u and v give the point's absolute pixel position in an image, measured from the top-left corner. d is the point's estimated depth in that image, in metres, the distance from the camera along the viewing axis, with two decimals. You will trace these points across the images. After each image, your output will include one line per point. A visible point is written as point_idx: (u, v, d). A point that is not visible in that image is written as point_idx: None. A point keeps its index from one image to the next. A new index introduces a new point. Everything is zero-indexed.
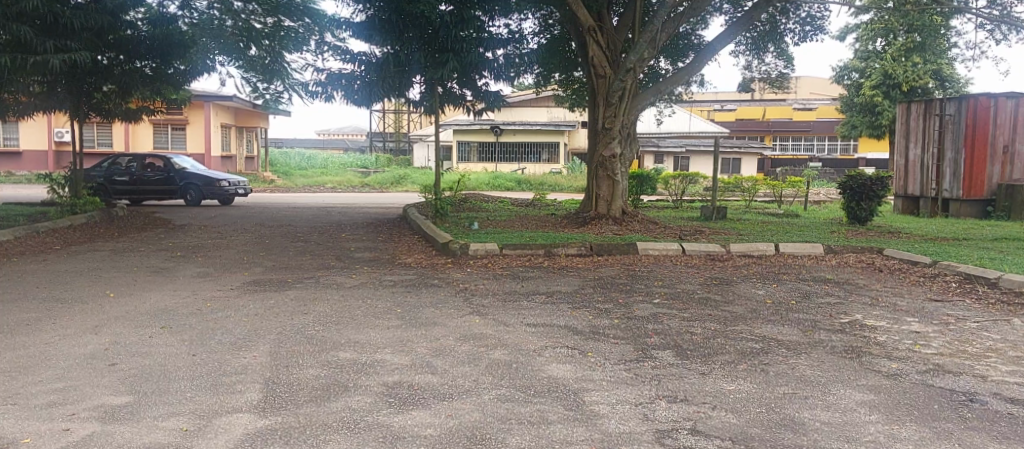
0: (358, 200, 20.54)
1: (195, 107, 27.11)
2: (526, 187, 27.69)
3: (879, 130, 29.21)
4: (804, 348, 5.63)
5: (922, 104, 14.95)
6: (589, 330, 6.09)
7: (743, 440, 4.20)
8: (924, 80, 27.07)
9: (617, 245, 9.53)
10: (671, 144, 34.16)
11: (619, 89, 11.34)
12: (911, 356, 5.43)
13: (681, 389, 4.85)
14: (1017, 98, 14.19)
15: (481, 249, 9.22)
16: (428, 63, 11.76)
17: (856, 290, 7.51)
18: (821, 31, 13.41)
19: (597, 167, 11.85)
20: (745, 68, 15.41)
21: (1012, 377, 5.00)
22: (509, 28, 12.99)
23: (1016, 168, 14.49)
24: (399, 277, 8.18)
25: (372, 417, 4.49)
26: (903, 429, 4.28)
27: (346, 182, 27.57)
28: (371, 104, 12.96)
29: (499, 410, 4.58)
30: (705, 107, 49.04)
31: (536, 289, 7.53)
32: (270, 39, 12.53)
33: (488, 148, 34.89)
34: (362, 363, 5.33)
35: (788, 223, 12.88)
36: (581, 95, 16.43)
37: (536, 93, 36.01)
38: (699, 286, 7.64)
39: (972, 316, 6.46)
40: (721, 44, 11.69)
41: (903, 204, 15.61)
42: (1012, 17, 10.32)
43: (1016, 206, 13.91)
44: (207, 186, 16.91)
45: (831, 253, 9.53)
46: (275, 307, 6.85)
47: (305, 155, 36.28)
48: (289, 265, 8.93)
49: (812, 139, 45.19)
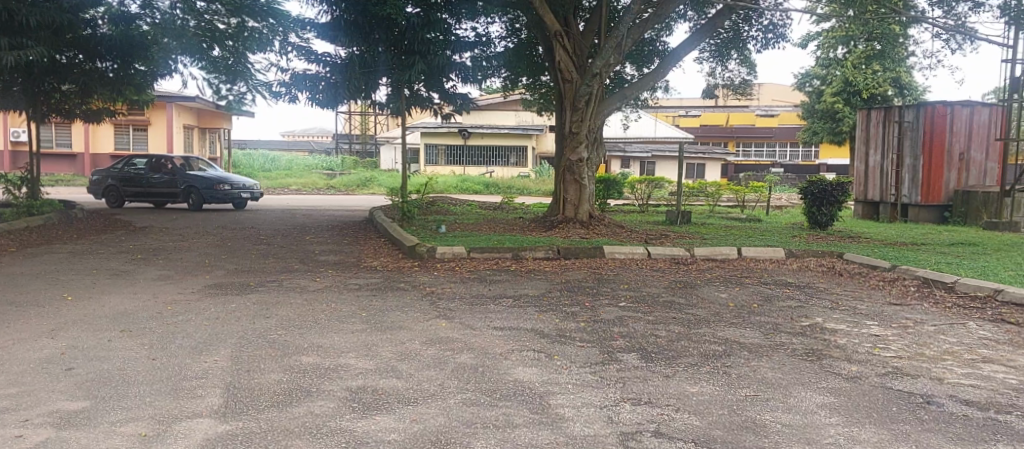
0: (323, 203, 20.45)
1: (157, 107, 26.56)
2: (494, 191, 27.66)
3: (839, 136, 29.63)
4: (766, 351, 5.70)
5: (884, 112, 15.27)
6: (556, 334, 6.11)
7: (705, 442, 4.23)
8: (884, 87, 27.59)
9: (585, 249, 9.56)
10: (637, 150, 34.38)
11: (586, 94, 11.39)
12: (870, 358, 5.53)
13: (645, 392, 4.88)
14: (972, 107, 14.50)
15: (448, 252, 9.23)
16: (393, 64, 11.83)
17: (817, 294, 7.62)
18: (783, 38, 13.59)
19: (564, 172, 11.89)
20: (710, 75, 15.55)
21: (967, 379, 5.11)
22: (477, 31, 12.99)
23: (971, 174, 14.76)
24: (365, 281, 8.12)
25: (334, 423, 4.46)
26: (862, 431, 4.34)
27: (311, 184, 27.18)
28: (336, 105, 12.86)
29: (464, 414, 4.56)
30: (669, 113, 49.57)
31: (503, 292, 7.53)
32: (234, 39, 12.32)
33: (457, 151, 34.61)
34: (325, 368, 5.28)
35: (752, 227, 12.99)
36: (548, 99, 16.48)
37: (504, 97, 36.18)
38: (664, 289, 7.71)
39: (929, 320, 6.59)
40: (685, 51, 11.80)
41: (863, 210, 15.89)
42: (966, 27, 10.56)
43: (970, 212, 14.06)
44: (207, 189, 16.16)
45: (792, 257, 9.66)
46: (237, 310, 6.77)
47: (269, 158, 35.70)
48: (251, 268, 8.81)
49: (775, 145, 45.73)
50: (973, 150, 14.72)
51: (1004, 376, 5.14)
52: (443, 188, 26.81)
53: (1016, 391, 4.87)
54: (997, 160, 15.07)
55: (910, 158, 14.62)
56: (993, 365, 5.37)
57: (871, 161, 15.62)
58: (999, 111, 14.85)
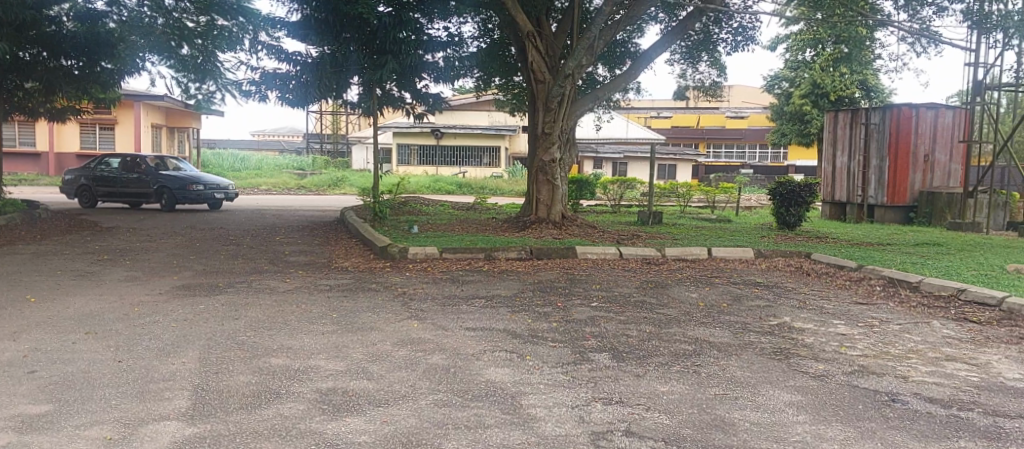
0: (293, 203, 20.30)
1: (124, 106, 26.14)
2: (467, 191, 27.63)
3: (808, 138, 29.97)
4: (735, 350, 5.76)
5: (851, 114, 15.49)
6: (528, 334, 6.12)
7: (675, 441, 4.26)
8: (851, 90, 27.95)
9: (557, 249, 9.58)
10: (610, 151, 34.54)
11: (558, 95, 11.42)
12: (837, 357, 5.60)
13: (616, 392, 4.91)
14: (937, 109, 14.75)
15: (420, 252, 9.20)
16: (365, 63, 11.84)
17: (785, 293, 7.70)
18: (752, 40, 13.73)
19: (537, 172, 11.91)
20: (680, 77, 15.65)
21: (931, 377, 5.20)
22: (449, 31, 12.97)
23: (936, 175, 15.02)
24: (336, 282, 8.07)
25: (303, 424, 4.43)
26: (829, 429, 4.40)
27: (282, 184, 27.06)
28: (306, 104, 12.77)
29: (436, 415, 4.55)
30: (641, 114, 49.88)
31: (476, 293, 7.52)
32: (203, 38, 12.21)
33: (429, 151, 34.61)
34: (295, 369, 5.24)
35: (721, 228, 13.13)
36: (521, 99, 16.49)
37: (477, 97, 36.17)
38: (635, 289, 7.76)
39: (895, 319, 6.69)
40: (656, 52, 11.87)
41: (830, 211, 16.12)
42: (931, 31, 10.74)
43: (935, 212, 14.32)
44: (179, 189, 15.86)
45: (761, 257, 9.77)
46: (205, 311, 6.69)
47: (239, 157, 35.33)
48: (220, 269, 8.72)
49: (745, 147, 46.17)
50: (937, 151, 14.99)
51: (967, 374, 5.23)
52: (415, 189, 26.72)
53: (978, 388, 4.96)
54: (960, 161, 15.37)
55: (877, 160, 14.84)
56: (956, 363, 5.46)
57: (838, 162, 15.85)
58: (962, 113, 15.14)
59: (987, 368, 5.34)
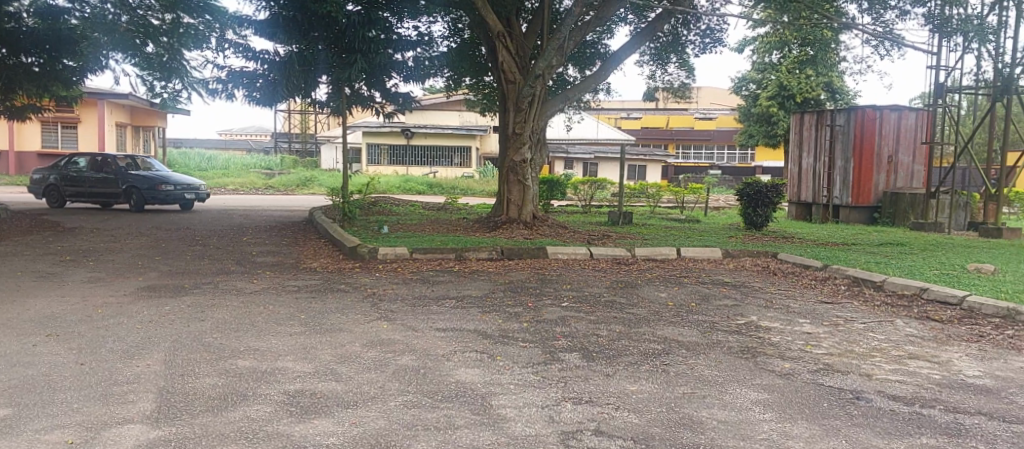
0: (262, 203, 20.10)
1: (87, 104, 25.82)
2: (437, 191, 27.55)
3: (774, 139, 30.34)
4: (703, 349, 5.80)
5: (816, 115, 15.70)
6: (498, 334, 6.12)
7: (644, 440, 4.29)
8: (817, 92, 28.35)
9: (527, 249, 9.60)
10: (580, 151, 34.68)
11: (528, 95, 11.44)
12: (803, 356, 5.67)
13: (586, 391, 4.93)
14: (900, 111, 15.02)
15: (389, 253, 9.16)
16: (334, 62, 11.81)
17: (752, 292, 7.79)
18: (720, 42, 13.88)
19: (508, 172, 11.92)
20: (650, 78, 15.73)
21: (895, 375, 5.28)
22: (419, 31, 12.94)
23: (899, 176, 15.29)
24: (304, 282, 8.00)
25: (270, 427, 4.38)
26: (794, 427, 4.45)
27: (249, 184, 26.75)
28: (274, 103, 12.66)
29: (405, 417, 4.54)
30: (612, 115, 50.17)
31: (446, 294, 7.49)
32: (168, 35, 12.03)
33: (399, 151, 34.46)
34: (262, 371, 5.19)
35: (690, 228, 13.24)
36: (492, 99, 16.49)
37: (447, 97, 36.08)
38: (605, 289, 7.79)
39: (859, 318, 6.80)
40: (626, 53, 11.94)
41: (796, 211, 16.33)
42: (894, 34, 10.92)
43: (898, 212, 14.58)
44: (148, 189, 15.57)
45: (729, 257, 9.86)
46: (170, 313, 6.60)
47: (206, 156, 34.88)
48: (186, 270, 8.61)
49: (714, 148, 46.62)
50: (900, 152, 15.26)
51: (929, 372, 5.32)
52: (385, 189, 26.58)
53: (940, 386, 5.05)
54: (922, 162, 15.66)
55: (842, 161, 15.07)
56: (918, 361, 5.56)
57: (804, 163, 16.06)
58: (925, 115, 15.42)
59: (948, 366, 5.44)
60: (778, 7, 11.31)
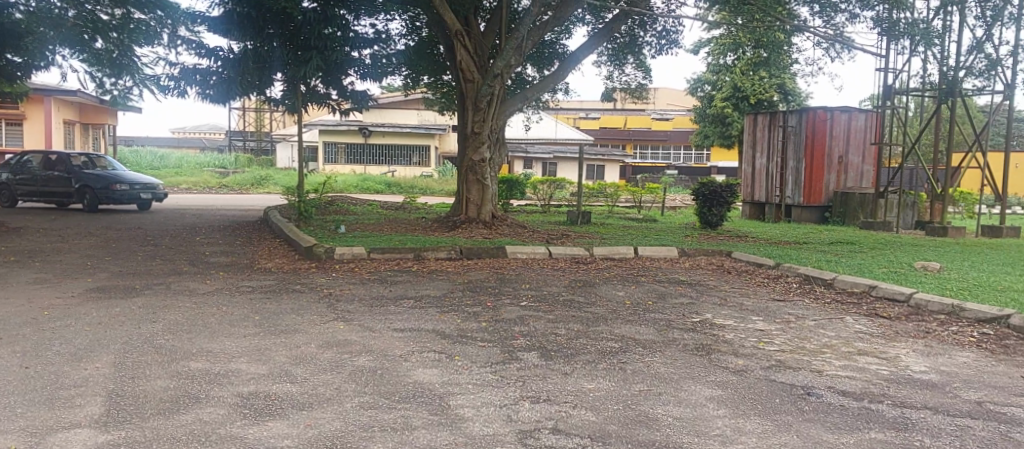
0: (215, 202, 19.80)
1: (33, 101, 25.16)
2: (395, 191, 27.40)
3: (729, 140, 30.78)
4: (659, 347, 5.87)
5: (769, 117, 15.97)
6: (456, 334, 6.11)
7: (601, 438, 4.32)
8: (770, 93, 28.84)
9: (486, 249, 9.59)
10: (539, 151, 34.81)
11: (487, 95, 11.44)
12: (757, 352, 5.76)
13: (544, 390, 4.94)
14: (850, 112, 15.35)
15: (346, 253, 9.08)
16: (289, 59, 11.59)
17: (707, 291, 7.89)
18: (675, 44, 14.03)
19: (466, 171, 11.91)
20: (608, 79, 15.84)
21: (844, 371, 5.40)
22: (376, 28, 12.88)
23: (849, 176, 15.62)
24: (258, 283, 7.90)
25: (223, 430, 4.32)
26: (747, 422, 4.52)
27: (202, 183, 26.33)
28: (227, 100, 12.46)
29: (361, 418, 4.50)
30: (570, 115, 50.44)
31: (403, 294, 7.45)
32: (118, 32, 11.68)
33: (357, 150, 34.19)
34: (215, 373, 5.11)
35: (646, 227, 13.35)
36: (450, 98, 16.44)
37: (405, 96, 35.88)
38: (563, 288, 7.83)
39: (810, 315, 6.93)
40: (584, 53, 11.99)
41: (751, 210, 16.58)
42: (844, 37, 11.16)
43: (848, 212, 14.87)
44: (102, 189, 15.17)
45: (685, 256, 9.97)
46: (120, 314, 6.46)
47: (158, 154, 34.19)
48: (137, 270, 8.44)
49: (670, 148, 47.17)
50: (850, 153, 15.59)
51: (877, 367, 5.45)
52: (342, 188, 26.34)
53: (889, 381, 5.17)
54: (871, 163, 16.02)
55: (794, 161, 15.34)
56: (867, 357, 5.68)
57: (758, 163, 16.32)
58: (874, 117, 15.78)
59: (896, 361, 5.58)
60: (733, 10, 11.47)
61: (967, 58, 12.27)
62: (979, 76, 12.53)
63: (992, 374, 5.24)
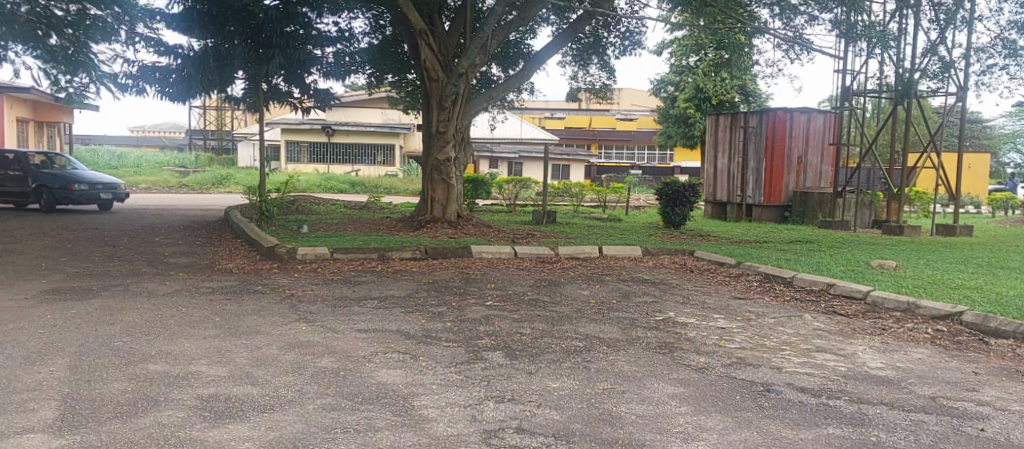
0: (175, 201, 19.49)
1: None
2: (360, 190, 27.24)
3: (692, 140, 31.11)
4: (623, 345, 5.91)
5: (731, 117, 16.19)
6: (421, 334, 6.08)
7: (564, 436, 4.34)
8: (731, 94, 29.22)
9: (451, 249, 9.56)
10: (504, 151, 34.85)
11: (452, 94, 11.41)
12: (717, 350, 5.84)
13: (509, 390, 4.95)
14: (809, 113, 15.59)
15: (309, 253, 8.99)
16: (250, 58, 11.50)
17: (670, 290, 7.96)
18: (638, 45, 14.14)
19: (431, 171, 11.88)
20: (572, 79, 15.90)
21: (803, 367, 5.49)
22: (339, 26, 12.79)
23: (808, 177, 15.87)
24: (219, 284, 7.80)
25: (183, 433, 4.26)
26: (708, 419, 4.57)
27: (162, 182, 25.89)
28: (187, 99, 12.28)
29: (323, 420, 4.47)
30: (535, 114, 50.54)
31: (367, 294, 7.41)
32: (74, 27, 11.51)
33: (320, 148, 33.90)
34: (174, 376, 5.03)
35: (611, 227, 13.42)
36: (414, 98, 16.38)
37: (369, 94, 35.63)
38: (529, 288, 7.85)
39: (770, 313, 7.04)
40: (548, 54, 12.02)
41: (713, 210, 16.77)
42: (803, 39, 11.33)
43: (807, 211, 15.10)
44: (60, 189, 14.85)
45: (648, 255, 10.05)
46: (76, 317, 6.33)
47: (117, 154, 33.56)
48: (94, 271, 8.28)
49: (634, 148, 47.53)
50: (809, 154, 15.84)
51: (835, 364, 5.55)
52: (306, 187, 26.15)
53: (846, 377, 5.26)
54: (830, 163, 16.28)
55: (755, 162, 15.56)
56: (825, 354, 5.78)
57: (720, 164, 16.53)
58: (832, 118, 16.05)
59: (853, 358, 5.68)
60: (695, 11, 11.58)
61: (922, 60, 12.54)
62: (933, 78, 12.81)
63: (945, 370, 5.36)
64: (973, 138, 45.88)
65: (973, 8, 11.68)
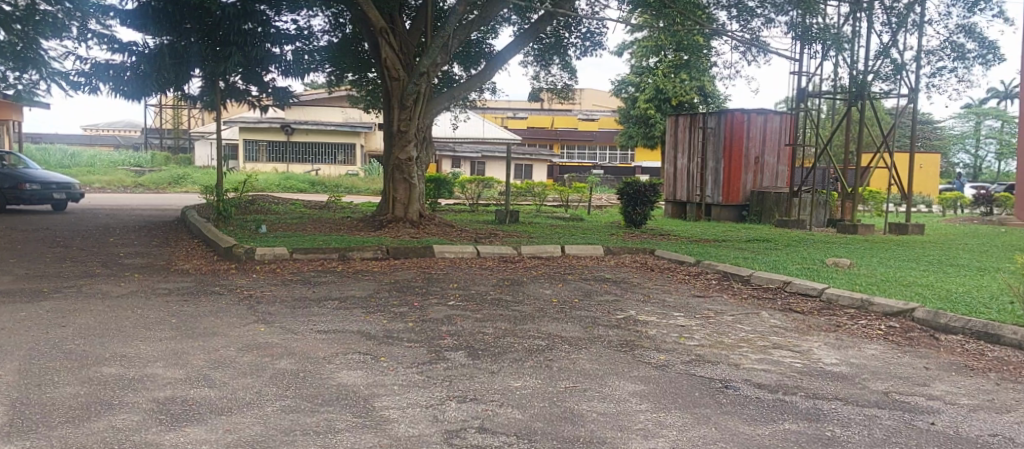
0: (130, 201, 19.11)
1: None
2: (320, 189, 27.00)
3: (652, 140, 31.40)
4: (585, 344, 5.94)
5: (690, 118, 16.40)
6: (382, 335, 6.05)
7: (526, 435, 4.35)
8: (690, 95, 29.56)
9: (413, 249, 9.52)
10: (467, 150, 34.79)
11: (413, 93, 11.36)
12: (677, 347, 5.91)
13: (471, 389, 4.95)
14: (766, 114, 15.81)
15: (268, 253, 8.89)
16: (207, 55, 11.36)
17: (631, 288, 8.03)
18: (599, 46, 14.23)
19: (393, 170, 11.81)
20: (534, 79, 15.93)
21: (760, 364, 5.57)
22: (298, 24, 12.68)
23: (765, 176, 16.10)
24: (175, 285, 7.67)
25: (137, 436, 4.19)
26: (668, 416, 4.62)
27: (116, 182, 25.36)
28: (142, 96, 12.05)
29: (282, 422, 4.42)
30: (498, 114, 50.53)
31: (327, 295, 7.35)
32: (22, 23, 11.22)
33: (279, 147, 33.53)
34: (129, 379, 4.94)
35: (573, 226, 13.49)
36: (375, 96, 16.29)
37: (329, 93, 35.27)
38: (492, 287, 7.86)
39: (728, 310, 7.14)
40: (510, 54, 12.03)
41: (673, 209, 16.95)
42: (760, 42, 11.50)
43: (764, 210, 15.32)
44: (10, 188, 14.49)
45: (610, 254, 10.12)
46: (26, 319, 6.18)
47: (69, 153, 32.79)
48: (45, 273, 8.08)
49: (596, 148, 47.78)
50: (766, 154, 16.08)
51: (791, 360, 5.64)
52: (265, 187, 25.93)
53: (802, 373, 5.36)
54: (786, 163, 16.54)
55: (714, 162, 15.77)
56: (781, 350, 5.88)
57: (680, 164, 16.73)
58: (788, 119, 16.31)
59: (808, 354, 5.78)
60: (654, 13, 11.69)
61: (875, 63, 12.80)
62: (885, 80, 13.09)
63: (897, 365, 5.48)
64: (925, 139, 46.99)
65: (924, 12, 11.96)
